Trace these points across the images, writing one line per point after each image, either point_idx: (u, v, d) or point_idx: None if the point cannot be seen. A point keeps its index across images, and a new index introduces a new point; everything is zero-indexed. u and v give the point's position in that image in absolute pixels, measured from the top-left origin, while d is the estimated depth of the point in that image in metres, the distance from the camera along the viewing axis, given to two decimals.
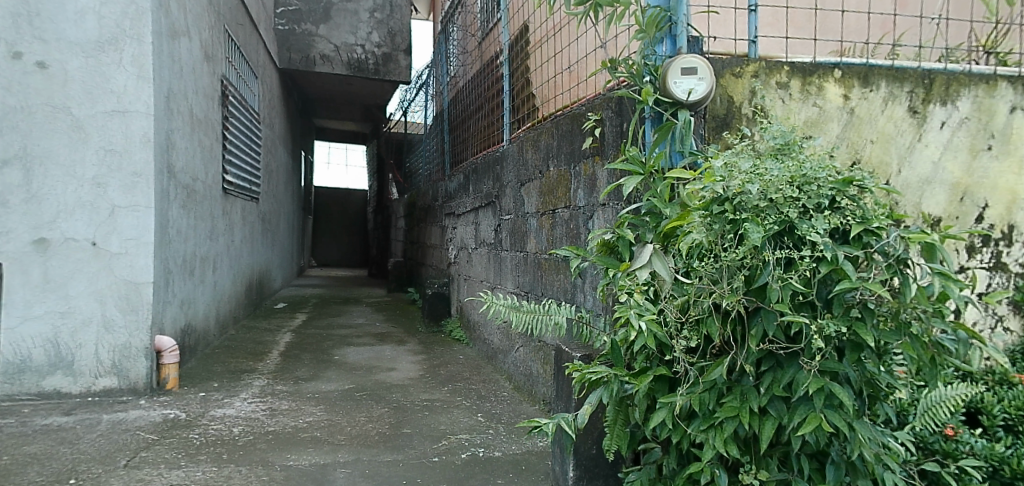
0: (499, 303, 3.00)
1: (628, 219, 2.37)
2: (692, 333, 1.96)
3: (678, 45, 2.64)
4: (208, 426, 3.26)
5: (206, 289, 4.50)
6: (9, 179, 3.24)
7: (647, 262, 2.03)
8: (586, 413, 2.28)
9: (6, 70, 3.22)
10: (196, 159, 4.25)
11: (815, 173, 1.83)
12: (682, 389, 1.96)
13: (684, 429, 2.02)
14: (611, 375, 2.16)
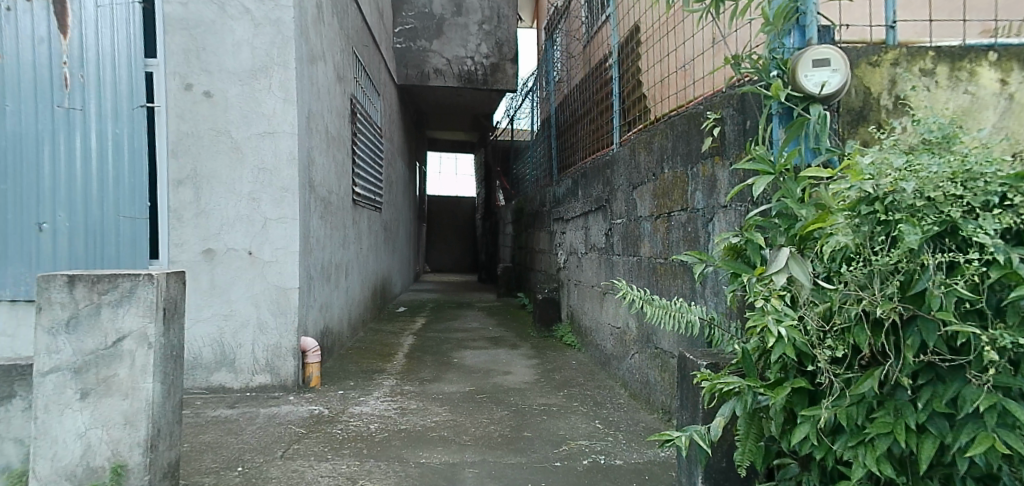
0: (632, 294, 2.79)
1: (757, 221, 2.15)
2: (837, 343, 1.75)
3: (807, 36, 2.43)
4: (348, 422, 3.49)
5: (339, 293, 4.82)
6: (182, 197, 3.61)
7: (784, 267, 1.87)
8: (719, 423, 2.10)
9: (180, 101, 3.61)
10: (331, 174, 4.58)
11: (982, 169, 1.64)
12: (824, 402, 1.75)
13: (829, 445, 1.79)
14: (744, 385, 1.97)
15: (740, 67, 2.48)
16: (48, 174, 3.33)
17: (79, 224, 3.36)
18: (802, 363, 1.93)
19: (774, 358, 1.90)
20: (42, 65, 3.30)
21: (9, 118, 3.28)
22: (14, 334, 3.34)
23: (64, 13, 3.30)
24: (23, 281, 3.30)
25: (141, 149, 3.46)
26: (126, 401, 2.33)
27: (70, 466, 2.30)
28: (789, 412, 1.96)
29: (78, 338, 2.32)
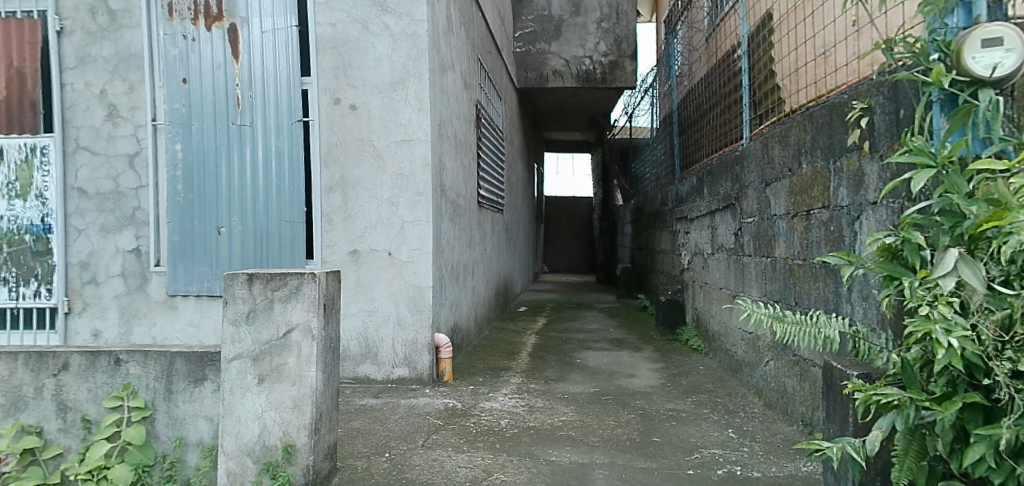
0: (760, 312, 2.60)
1: (917, 219, 1.91)
2: (1020, 355, 1.54)
3: (976, 13, 2.09)
4: (481, 416, 3.61)
5: (467, 292, 5.02)
6: (332, 203, 3.91)
7: (952, 270, 1.67)
8: (875, 437, 1.90)
9: (330, 114, 3.90)
10: (459, 178, 4.76)
11: None
12: (1006, 420, 1.54)
13: (1011, 469, 1.56)
14: (906, 397, 1.75)
15: (893, 52, 2.30)
16: (225, 183, 3.78)
17: (249, 227, 3.79)
18: (975, 376, 1.69)
19: (939, 369, 1.68)
20: (220, 88, 3.77)
21: (195, 135, 3.76)
22: (199, 324, 3.78)
23: (236, 41, 3.76)
24: (205, 278, 3.76)
25: (298, 159, 3.82)
26: (294, 388, 2.47)
27: (249, 444, 2.45)
28: (959, 430, 1.72)
29: (255, 329, 2.50)
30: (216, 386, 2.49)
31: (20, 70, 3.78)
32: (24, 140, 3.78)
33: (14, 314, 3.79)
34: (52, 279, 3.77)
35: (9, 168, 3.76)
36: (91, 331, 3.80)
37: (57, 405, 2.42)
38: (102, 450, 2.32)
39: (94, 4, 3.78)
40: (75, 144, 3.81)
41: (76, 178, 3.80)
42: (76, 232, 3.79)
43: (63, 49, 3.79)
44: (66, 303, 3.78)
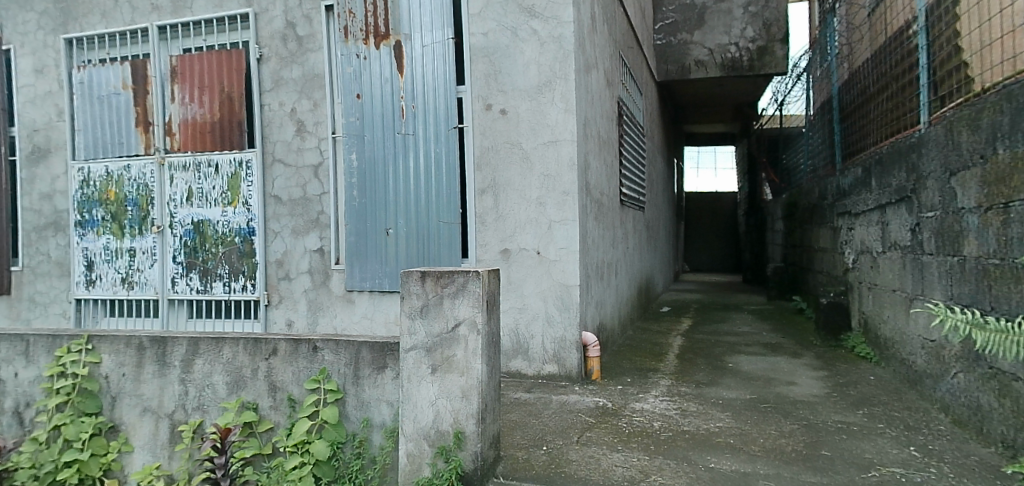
0: (956, 318, 2.17)
1: None
2: None
3: None
4: (632, 417, 3.57)
5: (611, 291, 5.01)
6: (484, 204, 4.08)
7: None
8: None
9: (482, 119, 4.06)
10: (603, 176, 4.78)
11: None
12: None
13: None
14: None
15: None
16: (392, 188, 4.12)
17: (413, 228, 4.10)
18: None
19: None
20: (388, 101, 4.11)
21: (367, 144, 4.14)
22: (372, 317, 4.15)
23: (401, 57, 4.08)
24: (376, 275, 4.13)
25: (454, 165, 4.06)
26: (462, 378, 2.59)
27: (422, 429, 2.60)
28: None
29: (428, 322, 2.64)
30: (395, 374, 2.68)
31: (229, 95, 4.38)
32: (233, 155, 4.39)
33: (227, 305, 4.44)
34: (255, 275, 4.34)
35: (222, 180, 4.40)
36: (285, 320, 4.32)
37: (268, 384, 2.70)
38: (304, 427, 2.58)
39: (285, 32, 4.29)
40: (271, 157, 4.34)
41: (273, 187, 4.33)
42: (273, 234, 4.33)
43: (261, 74, 4.34)
44: (266, 296, 4.33)
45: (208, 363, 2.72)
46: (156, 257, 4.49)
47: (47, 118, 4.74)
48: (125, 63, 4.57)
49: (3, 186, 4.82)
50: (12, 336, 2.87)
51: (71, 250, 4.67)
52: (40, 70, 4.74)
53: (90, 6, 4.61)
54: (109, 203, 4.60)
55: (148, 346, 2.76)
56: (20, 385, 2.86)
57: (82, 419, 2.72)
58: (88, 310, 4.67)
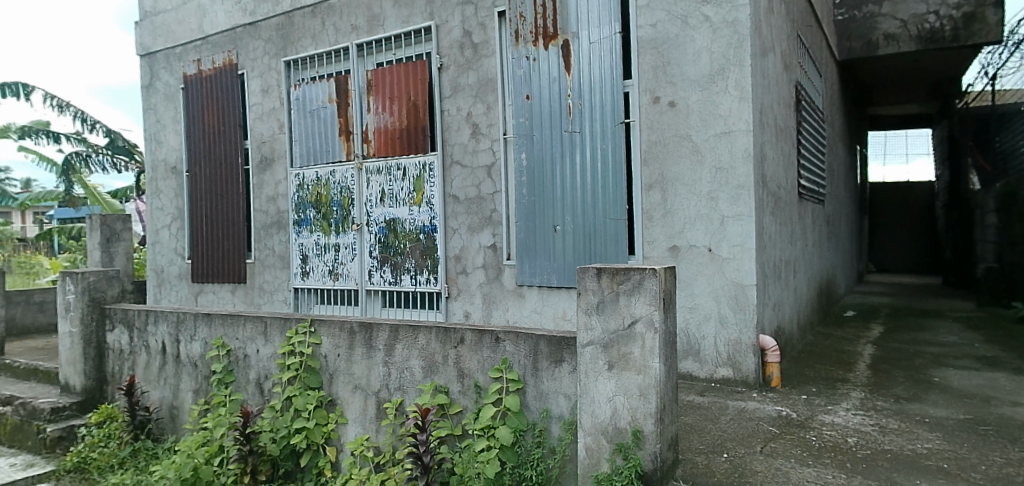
0: None
1: None
2: None
3: None
4: (822, 431, 3.25)
5: (789, 292, 4.65)
6: (651, 200, 3.96)
7: None
8: None
9: (650, 113, 3.94)
10: (780, 168, 4.44)
11: None
12: None
13: None
14: None
15: None
16: (559, 186, 4.21)
17: (581, 225, 4.15)
18: None
19: None
20: (556, 100, 4.19)
21: (536, 144, 4.27)
22: (541, 311, 4.26)
23: (569, 55, 4.15)
24: (544, 270, 4.24)
25: (621, 161, 4.01)
26: (640, 377, 2.44)
27: (597, 427, 2.53)
28: None
29: (605, 319, 2.54)
30: (572, 368, 2.66)
31: (414, 103, 4.76)
32: (418, 158, 4.76)
33: (413, 295, 4.85)
34: (437, 269, 4.68)
35: (409, 181, 4.80)
36: (463, 312, 4.59)
37: (458, 372, 2.89)
38: (490, 413, 2.69)
39: (462, 40, 4.54)
40: (450, 159, 4.63)
41: (452, 187, 4.62)
42: (452, 231, 4.62)
43: (441, 81, 4.65)
44: (446, 289, 4.65)
45: (406, 348, 2.98)
46: (356, 252, 5.05)
47: (272, 131, 5.50)
48: (330, 80, 5.17)
49: (240, 189, 5.70)
50: (254, 318, 3.38)
51: (289, 245, 5.40)
52: (266, 90, 5.52)
53: (302, 31, 5.28)
54: (318, 204, 5.23)
55: (357, 331, 3.10)
56: (261, 359, 3.35)
57: (308, 392, 3.13)
58: (303, 298, 5.37)
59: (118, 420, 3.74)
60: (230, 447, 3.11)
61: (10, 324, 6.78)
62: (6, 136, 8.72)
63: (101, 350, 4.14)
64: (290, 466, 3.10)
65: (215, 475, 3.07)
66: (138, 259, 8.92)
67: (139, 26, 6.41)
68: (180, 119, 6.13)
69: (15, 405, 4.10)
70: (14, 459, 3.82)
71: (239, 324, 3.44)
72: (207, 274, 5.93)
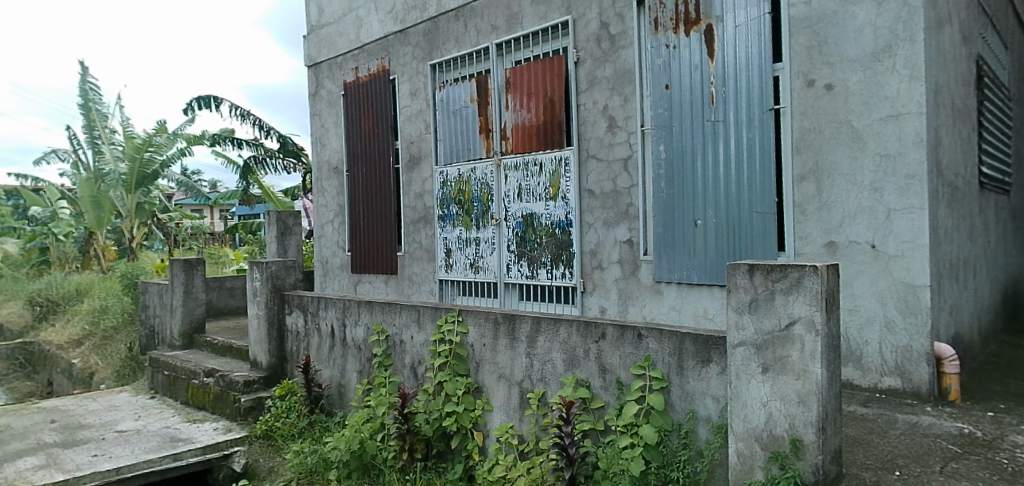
0: None
1: None
2: None
3: None
4: (1017, 453, 2.76)
5: (969, 295, 4.10)
6: (804, 192, 3.66)
7: None
8: None
9: (803, 97, 3.64)
10: (958, 154, 3.91)
11: None
12: None
13: None
14: None
15: None
16: (701, 179, 4.04)
17: (724, 219, 3.95)
18: None
19: None
20: (697, 88, 4.03)
21: (676, 135, 4.13)
22: (681, 309, 4.12)
23: (712, 40, 3.95)
24: (684, 267, 4.09)
25: (769, 150, 3.74)
26: (799, 382, 2.18)
27: (748, 436, 2.32)
28: None
29: (758, 319, 2.30)
30: (721, 370, 2.47)
31: (551, 98, 4.81)
32: (554, 153, 4.81)
33: (549, 290, 4.92)
34: (572, 264, 4.70)
35: (546, 177, 4.86)
36: (599, 307, 4.58)
37: (599, 366, 2.86)
38: (633, 411, 2.61)
39: (600, 33, 4.49)
40: (586, 153, 4.62)
41: (588, 182, 4.60)
42: (587, 226, 4.61)
43: (578, 75, 4.63)
44: (581, 284, 4.65)
45: (548, 340, 3.01)
46: (495, 246, 5.23)
47: (419, 131, 5.83)
48: (471, 80, 5.39)
49: (391, 187, 6.10)
50: (409, 307, 3.61)
51: (435, 239, 5.70)
52: (413, 93, 5.87)
53: (447, 34, 5.52)
54: (460, 200, 5.47)
55: (501, 322, 3.19)
56: (415, 345, 3.57)
57: (457, 378, 3.28)
58: (447, 289, 5.67)
59: (297, 394, 4.21)
60: (391, 425, 3.36)
61: (208, 306, 7.84)
62: (202, 143, 10.06)
63: (281, 332, 4.65)
64: (441, 447, 3.27)
65: (378, 449, 3.33)
66: (305, 250, 9.93)
67: (306, 40, 7.08)
68: (340, 124, 6.70)
69: (215, 376, 4.72)
70: (216, 424, 4.41)
71: (395, 311, 3.69)
72: (363, 266, 6.45)
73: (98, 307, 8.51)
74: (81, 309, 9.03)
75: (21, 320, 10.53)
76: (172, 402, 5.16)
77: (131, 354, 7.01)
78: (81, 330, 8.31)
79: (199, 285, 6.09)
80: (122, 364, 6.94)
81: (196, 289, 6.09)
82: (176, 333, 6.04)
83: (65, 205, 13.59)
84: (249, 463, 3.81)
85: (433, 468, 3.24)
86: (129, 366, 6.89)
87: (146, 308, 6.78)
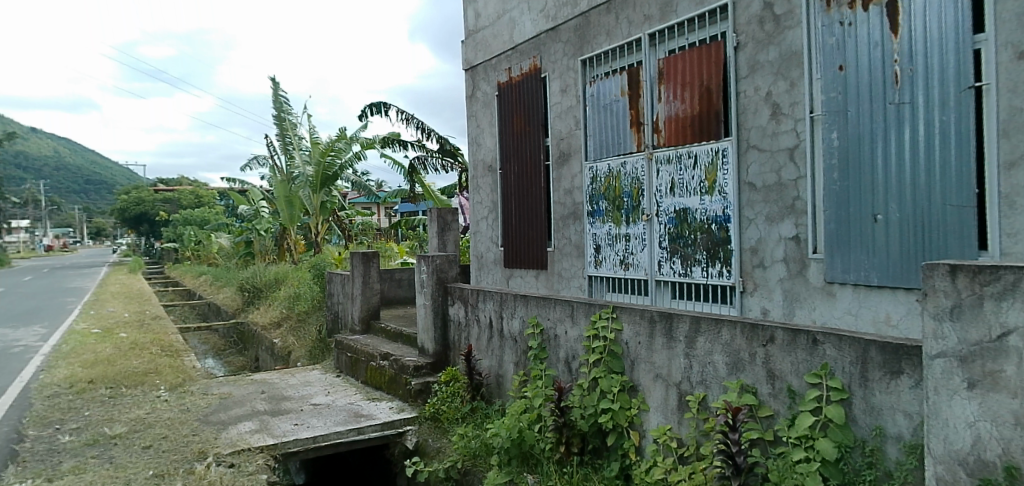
0: None
1: None
2: None
3: None
4: None
5: None
6: (1016, 181, 3.03)
7: None
8: None
9: (1014, 72, 3.02)
10: None
11: None
12: None
13: None
14: None
15: None
16: (882, 169, 3.60)
17: (910, 213, 3.48)
18: None
19: None
20: (878, 68, 3.59)
21: (852, 121, 3.72)
22: (857, 314, 3.71)
23: (896, 13, 3.49)
24: (861, 266, 3.68)
25: (967, 134, 3.21)
26: (1016, 402, 1.80)
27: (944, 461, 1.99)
28: None
29: (962, 327, 1.93)
30: (915, 383, 2.14)
31: (708, 88, 4.59)
32: (711, 145, 4.59)
33: (706, 288, 4.73)
34: (731, 262, 4.46)
35: (701, 170, 4.67)
36: (761, 308, 4.29)
37: (767, 372, 2.66)
38: (808, 422, 2.39)
39: (762, 15, 4.17)
40: (746, 143, 4.34)
41: (748, 174, 4.32)
42: (747, 222, 4.33)
43: (738, 61, 4.35)
44: (741, 283, 4.40)
45: (709, 342, 2.87)
46: (646, 242, 5.15)
47: (569, 127, 5.88)
48: (623, 73, 5.31)
49: (541, 183, 6.22)
50: (563, 302, 3.67)
51: (584, 234, 5.73)
52: (564, 89, 5.93)
53: (598, 29, 5.49)
54: (610, 196, 5.44)
55: (658, 321, 3.10)
56: (569, 340, 3.63)
57: (612, 375, 3.27)
58: (597, 285, 5.68)
59: (460, 381, 4.43)
60: (547, 416, 3.39)
61: (383, 296, 8.59)
62: (373, 146, 11.02)
63: (445, 320, 4.96)
64: (597, 443, 3.28)
65: (536, 439, 3.37)
66: (463, 245, 10.48)
67: (464, 44, 7.43)
68: (493, 123, 6.98)
69: (390, 360, 5.16)
70: (392, 403, 4.80)
71: (550, 306, 3.77)
72: (515, 261, 6.65)
73: (292, 294, 9.75)
74: (279, 295, 10.41)
75: (234, 303, 12.42)
76: (353, 381, 5.73)
77: (320, 336, 7.92)
78: (280, 313, 9.56)
79: (374, 277, 6.64)
80: (313, 345, 7.87)
81: (372, 280, 6.67)
82: (356, 319, 6.69)
83: (265, 205, 15.51)
84: (419, 442, 4.13)
85: (589, 463, 3.25)
86: (319, 346, 7.78)
87: (331, 296, 7.62)
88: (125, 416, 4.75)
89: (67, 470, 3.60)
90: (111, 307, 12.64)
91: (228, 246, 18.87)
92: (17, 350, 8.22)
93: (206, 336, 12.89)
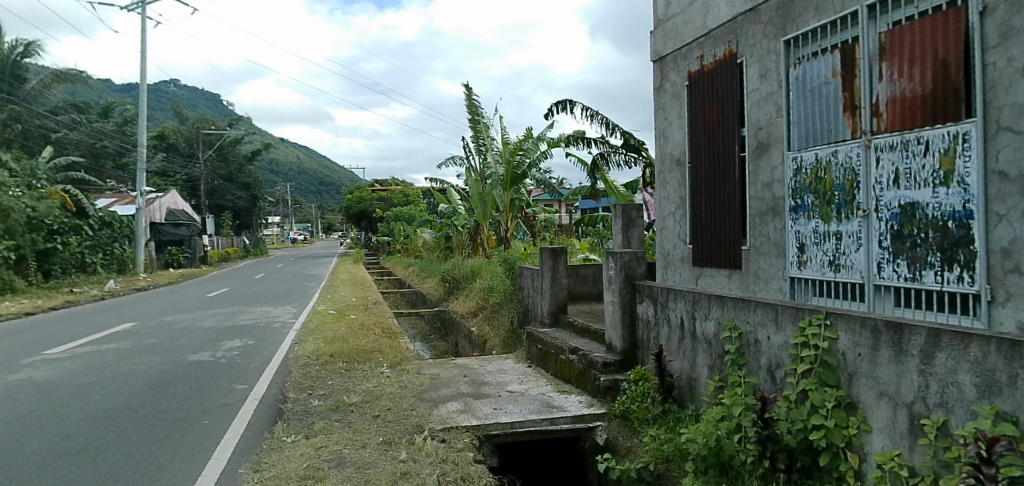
0: None
1: None
2: None
3: None
4: None
5: None
6: None
7: None
8: None
9: None
10: None
11: None
12: None
13: None
14: None
15: None
16: None
17: None
18: None
19: None
20: None
21: None
22: None
23: None
24: None
25: None
26: None
27: None
28: None
29: None
30: None
31: (944, 62, 3.90)
32: (947, 128, 3.91)
33: (940, 296, 4.03)
34: (974, 266, 3.76)
35: (934, 157, 4.00)
36: (1016, 323, 3.50)
37: None
38: None
39: None
40: (997, 124, 3.61)
41: (999, 161, 3.60)
42: (997, 218, 3.61)
43: (986, 28, 3.65)
44: (988, 291, 3.66)
45: (952, 359, 2.42)
46: (862, 241, 4.57)
47: (769, 115, 5.44)
48: (836, 51, 4.77)
49: (736, 176, 5.84)
50: (766, 305, 3.43)
51: (786, 232, 5.27)
52: (763, 74, 5.50)
53: (805, 4, 4.99)
54: (817, 189, 4.94)
55: (884, 331, 2.72)
56: (772, 347, 3.38)
57: (825, 389, 2.96)
58: (801, 288, 5.18)
59: (650, 381, 4.34)
60: (748, 427, 3.18)
61: (570, 291, 8.77)
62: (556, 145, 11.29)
63: (633, 318, 4.90)
64: (807, 462, 2.97)
65: (736, 450, 3.16)
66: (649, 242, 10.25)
67: (653, 35, 7.25)
68: (682, 116, 6.73)
69: (578, 354, 5.24)
70: (581, 397, 4.88)
71: (750, 309, 3.55)
72: (704, 260, 6.35)
73: (486, 286, 10.38)
74: (474, 287, 11.18)
75: (436, 292, 13.63)
76: (543, 372, 5.92)
77: (513, 327, 8.33)
78: (476, 303, 10.25)
79: (562, 272, 6.84)
80: (507, 335, 8.30)
81: (560, 274, 6.84)
82: (544, 312, 6.90)
83: (460, 203, 16.78)
84: (610, 438, 4.12)
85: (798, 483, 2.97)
86: (512, 336, 8.20)
87: (522, 289, 7.96)
88: (358, 387, 5.45)
89: (318, 430, 4.22)
90: (341, 292, 14.66)
91: (430, 240, 20.79)
92: (277, 325, 9.91)
93: (413, 321, 14.33)
